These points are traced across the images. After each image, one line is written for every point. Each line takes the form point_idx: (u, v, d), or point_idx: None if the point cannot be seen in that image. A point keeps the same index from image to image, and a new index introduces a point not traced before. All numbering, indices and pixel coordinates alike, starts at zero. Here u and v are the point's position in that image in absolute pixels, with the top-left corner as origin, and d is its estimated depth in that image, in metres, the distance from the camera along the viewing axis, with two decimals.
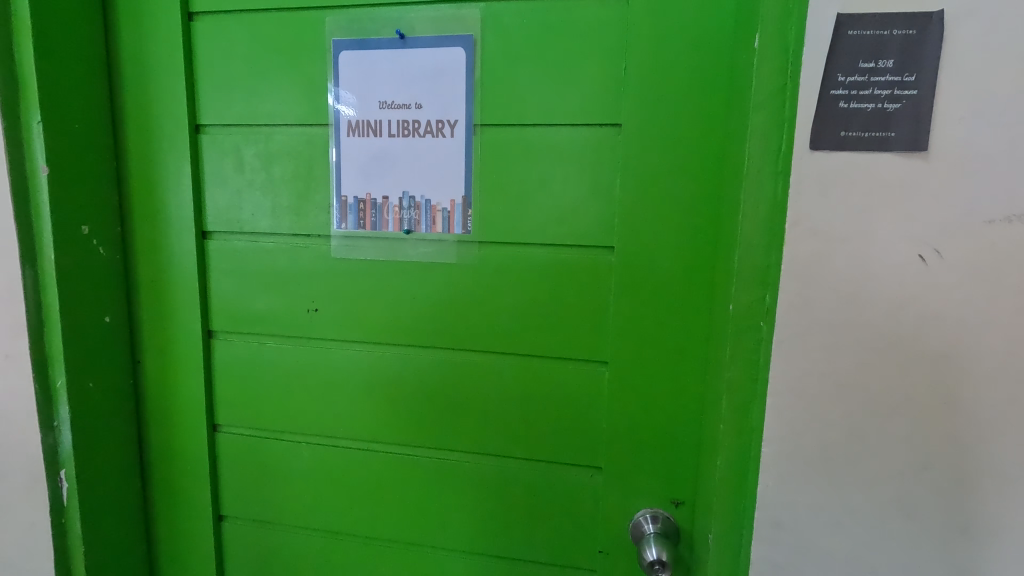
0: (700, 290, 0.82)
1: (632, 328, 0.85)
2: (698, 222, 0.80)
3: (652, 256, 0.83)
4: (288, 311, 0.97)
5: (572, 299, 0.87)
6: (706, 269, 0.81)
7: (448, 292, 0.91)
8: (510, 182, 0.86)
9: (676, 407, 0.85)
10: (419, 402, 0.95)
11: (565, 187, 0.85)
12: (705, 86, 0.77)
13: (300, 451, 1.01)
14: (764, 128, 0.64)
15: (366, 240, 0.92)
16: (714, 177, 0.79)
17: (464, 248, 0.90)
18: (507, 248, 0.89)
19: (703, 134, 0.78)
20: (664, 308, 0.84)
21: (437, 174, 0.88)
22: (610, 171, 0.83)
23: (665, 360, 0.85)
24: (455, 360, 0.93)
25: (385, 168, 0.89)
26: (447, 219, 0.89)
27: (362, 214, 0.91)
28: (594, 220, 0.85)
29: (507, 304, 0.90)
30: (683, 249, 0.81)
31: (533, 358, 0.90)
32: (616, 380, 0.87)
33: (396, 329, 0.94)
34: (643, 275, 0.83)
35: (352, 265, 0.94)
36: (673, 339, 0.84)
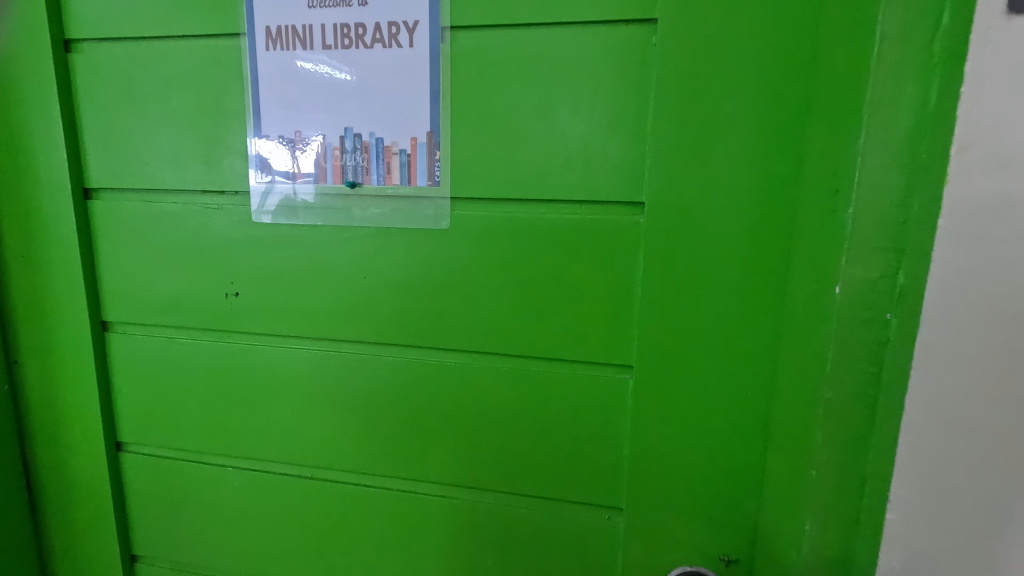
0: (771, 265, 0.57)
1: (671, 321, 0.60)
2: (771, 162, 0.55)
3: (697, 215, 0.57)
4: (201, 296, 0.72)
5: (583, 279, 0.63)
6: (782, 234, 0.56)
7: (411, 269, 0.67)
8: (495, 111, 0.61)
9: (730, 430, 0.61)
10: (378, 419, 0.72)
11: (574, 117, 0.59)
12: None
13: (226, 478, 0.77)
14: None
15: (297, 197, 0.67)
16: (796, 94, 0.53)
17: (431, 207, 0.65)
18: (493, 208, 0.64)
19: (778, 31, 0.53)
20: (715, 291, 0.59)
21: (391, 102, 0.62)
22: (638, 91, 0.57)
23: (714, 366, 0.60)
24: (424, 363, 0.69)
25: (320, 96, 0.64)
26: (407, 165, 0.64)
27: (292, 160, 0.66)
28: (612, 165, 0.60)
29: (491, 286, 0.65)
30: (744, 206, 0.56)
31: (531, 361, 0.66)
32: (647, 390, 0.62)
33: (342, 320, 0.70)
34: (686, 243, 0.58)
35: (283, 233, 0.69)
36: (730, 336, 0.59)
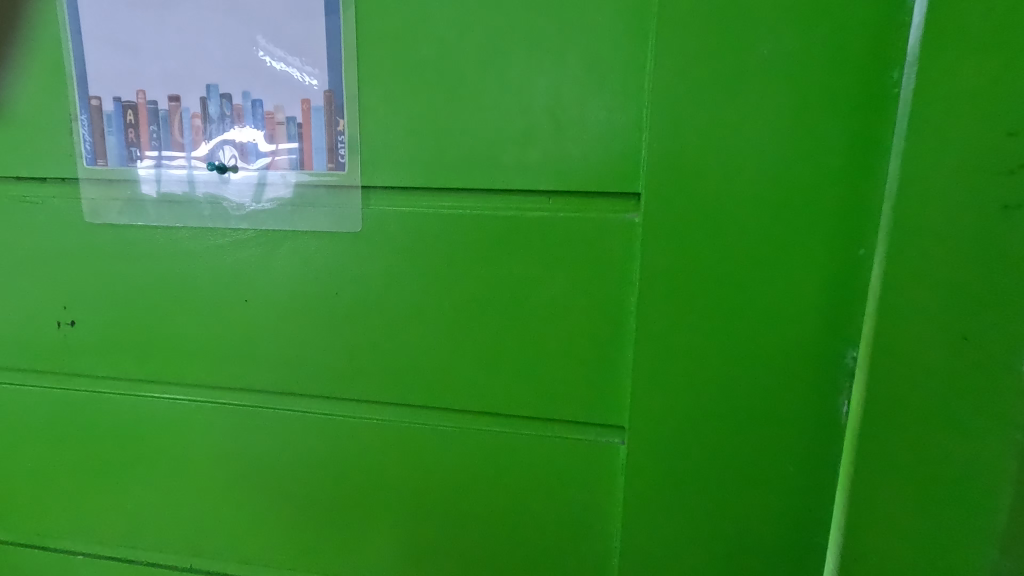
0: (822, 287, 0.39)
1: (678, 363, 0.42)
2: (821, 133, 0.37)
3: (716, 212, 0.39)
4: (23, 326, 0.52)
5: (554, 303, 0.44)
6: (838, 240, 0.38)
7: (311, 289, 0.48)
8: (424, 61, 0.42)
9: (758, 513, 0.43)
10: (277, 491, 0.53)
11: (538, 69, 0.41)
12: None
13: (77, 568, 0.57)
14: None
15: (147, 187, 0.47)
16: (862, 31, 0.36)
17: (337, 201, 0.45)
18: (425, 201, 0.45)
19: None
20: (742, 321, 0.40)
21: (274, 48, 0.43)
22: (631, 32, 0.40)
23: (737, 427, 0.42)
24: (337, 418, 0.50)
25: (169, 37, 0.44)
26: (298, 141, 0.44)
27: (134, 133, 0.46)
28: (588, 141, 0.41)
29: (424, 314, 0.47)
30: (782, 198, 0.38)
31: (486, 416, 0.48)
32: (646, 459, 0.44)
33: (221, 359, 0.50)
34: (700, 253, 0.40)
35: (130, 238, 0.49)
36: (763, 386, 0.41)
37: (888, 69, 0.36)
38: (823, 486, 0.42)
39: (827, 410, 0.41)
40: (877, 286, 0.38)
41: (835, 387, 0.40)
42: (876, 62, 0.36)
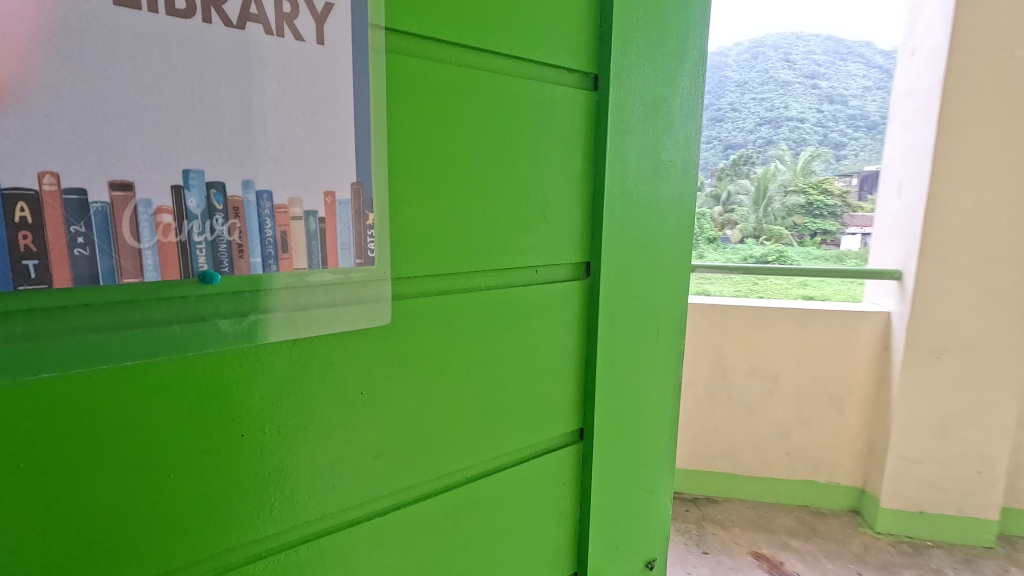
0: (661, 307, 0.68)
1: (611, 360, 0.64)
2: (660, 221, 0.65)
3: (621, 272, 0.62)
4: None
5: (540, 344, 0.57)
6: (667, 281, 0.68)
7: (325, 394, 0.42)
8: (453, 161, 0.47)
9: (653, 453, 0.72)
10: None
11: (532, 170, 0.53)
12: (653, 54, 0.62)
13: None
14: (674, 127, 0.65)
15: (70, 308, 0.32)
16: (670, 168, 0.65)
17: (362, 292, 0.43)
18: (443, 282, 0.49)
19: (654, 116, 0.63)
20: (637, 334, 0.66)
21: (296, 136, 0.38)
22: (578, 149, 0.57)
23: (643, 402, 0.69)
24: (359, 520, 0.46)
25: (120, 97, 0.31)
26: (318, 238, 0.40)
27: (37, 236, 0.31)
28: (554, 225, 0.56)
29: (444, 379, 0.49)
30: (647, 259, 0.65)
31: (495, 455, 0.55)
32: (598, 432, 0.64)
33: (210, 514, 0.38)
34: (618, 298, 0.63)
35: (35, 391, 0.32)
36: (653, 373, 0.69)
37: (680, 190, 0.67)
38: (665, 423, 0.73)
39: (667, 375, 0.71)
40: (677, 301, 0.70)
41: (667, 365, 0.71)
42: (676, 183, 0.66)
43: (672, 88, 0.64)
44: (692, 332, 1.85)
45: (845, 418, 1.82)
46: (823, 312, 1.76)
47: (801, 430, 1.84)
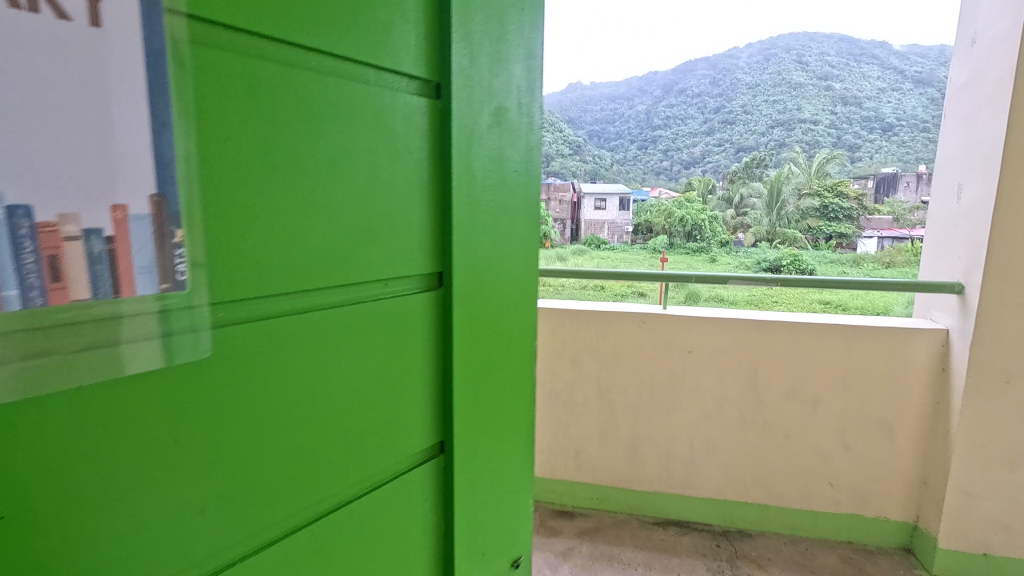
0: (514, 314, 0.67)
1: (469, 377, 0.61)
2: (510, 227, 0.65)
3: (474, 283, 0.60)
4: None
5: (395, 367, 0.52)
6: (518, 288, 0.67)
7: (119, 469, 0.32)
8: (277, 163, 0.39)
9: (518, 453, 0.72)
10: None
11: (373, 170, 0.47)
12: (494, 59, 0.60)
13: None
14: (518, 133, 0.64)
15: None
16: (517, 175, 0.65)
17: (173, 327, 0.34)
18: (273, 310, 0.40)
19: (499, 122, 0.61)
20: (493, 346, 0.64)
21: (65, 135, 0.28)
22: (427, 155, 0.53)
23: (505, 410, 0.68)
24: None
25: None
26: (107, 261, 0.30)
27: None
28: (403, 237, 0.51)
29: (285, 422, 0.42)
30: (498, 267, 0.63)
31: (351, 481, 0.49)
32: (464, 451, 0.62)
33: None
34: (475, 310, 0.60)
35: None
36: (510, 379, 0.68)
37: (525, 195, 0.67)
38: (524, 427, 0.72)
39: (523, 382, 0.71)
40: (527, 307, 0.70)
41: (522, 371, 0.70)
42: (522, 189, 0.66)
43: (514, 96, 0.63)
44: (723, 349, 1.70)
45: (895, 447, 1.64)
46: (872, 329, 1.58)
47: (845, 458, 1.67)
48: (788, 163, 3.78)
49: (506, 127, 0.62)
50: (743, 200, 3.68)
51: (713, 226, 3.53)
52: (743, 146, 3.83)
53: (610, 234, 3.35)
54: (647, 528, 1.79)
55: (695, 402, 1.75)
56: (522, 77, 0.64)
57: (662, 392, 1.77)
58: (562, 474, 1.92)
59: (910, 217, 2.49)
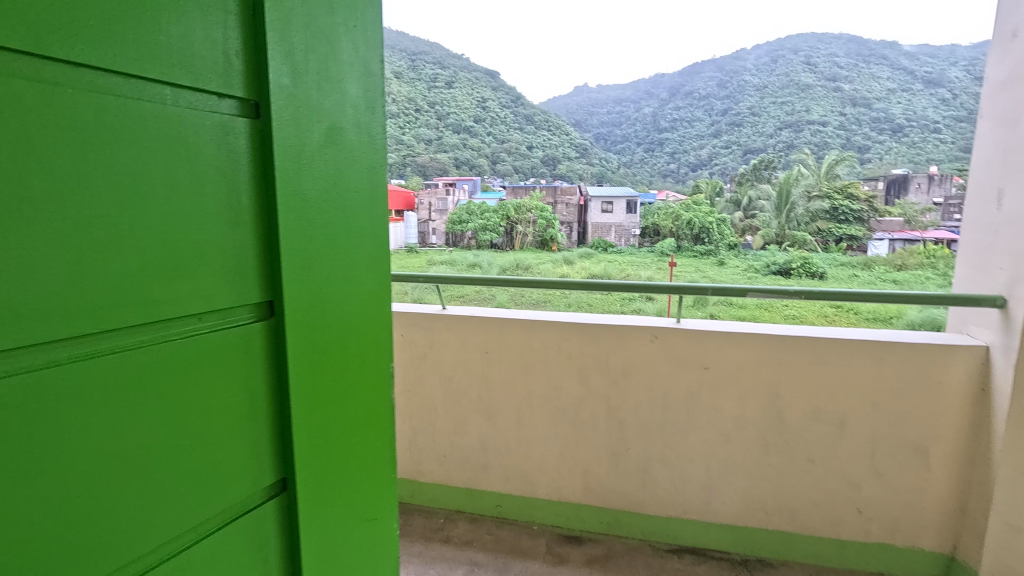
0: (367, 346, 0.61)
1: (313, 420, 0.54)
2: (358, 249, 0.59)
3: (315, 315, 0.53)
4: None
5: (220, 421, 0.45)
6: (371, 317, 0.62)
7: None
8: (20, 189, 0.31)
9: (386, 482, 0.67)
10: None
11: (173, 185, 0.39)
12: (332, 68, 0.54)
13: None
14: (361, 147, 0.58)
15: None
16: (364, 195, 0.59)
17: None
18: (33, 369, 0.32)
19: (338, 136, 0.55)
20: (343, 383, 0.58)
21: None
22: (249, 176, 0.46)
23: (364, 449, 0.62)
24: None
25: None
26: None
27: None
28: (219, 269, 0.44)
29: (58, 508, 0.34)
30: (345, 295, 0.57)
31: (153, 551, 0.40)
32: (313, 503, 0.55)
33: None
34: (319, 345, 0.54)
35: None
36: (365, 415, 0.62)
37: (373, 214, 0.61)
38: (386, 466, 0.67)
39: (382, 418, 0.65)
40: (384, 337, 0.64)
41: (381, 407, 0.65)
42: (371, 209, 0.61)
43: (356, 108, 0.57)
44: (742, 366, 1.59)
45: (929, 472, 1.52)
46: (906, 346, 1.46)
47: (875, 484, 1.56)
48: (796, 164, 3.43)
49: (349, 144, 0.56)
50: (751, 202, 3.41)
51: (720, 229, 3.39)
52: (753, 149, 3.69)
53: (618, 237, 3.66)
54: (661, 556, 1.68)
55: (711, 422, 1.64)
56: (366, 88, 0.59)
57: (677, 411, 1.66)
58: (569, 497, 1.81)
59: (924, 218, 2.74)
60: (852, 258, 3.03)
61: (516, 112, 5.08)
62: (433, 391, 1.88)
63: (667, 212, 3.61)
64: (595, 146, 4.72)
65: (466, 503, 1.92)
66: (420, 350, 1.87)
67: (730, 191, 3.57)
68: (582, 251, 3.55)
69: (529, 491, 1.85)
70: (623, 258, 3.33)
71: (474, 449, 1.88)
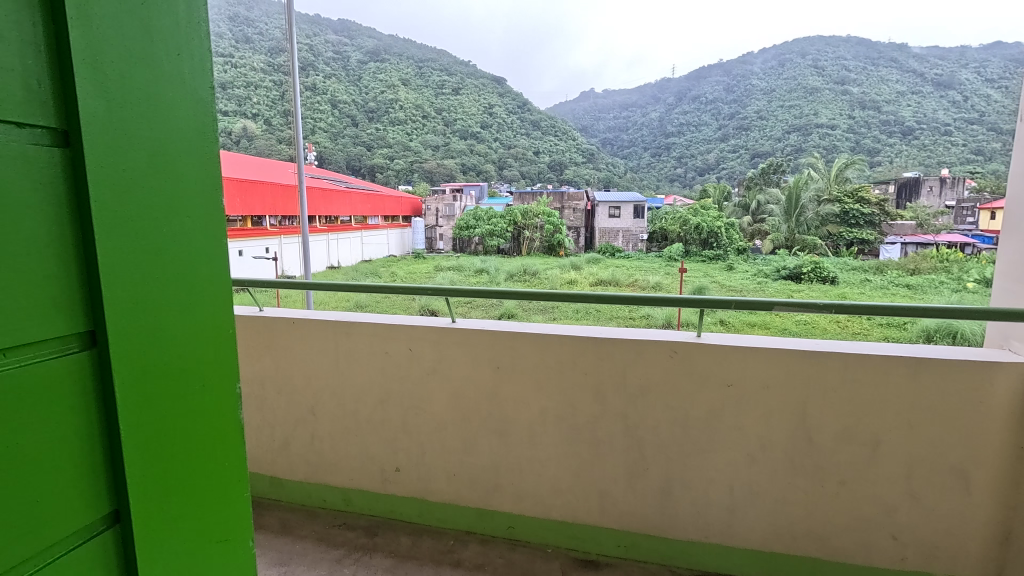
0: (211, 371, 0.59)
1: (148, 455, 0.51)
2: (199, 271, 0.56)
3: (143, 344, 0.50)
4: None
5: (25, 467, 0.42)
6: (216, 341, 0.59)
7: None
8: None
9: (240, 504, 0.65)
10: None
11: None
12: (161, 82, 0.51)
13: None
14: (199, 163, 0.56)
15: None
16: (204, 214, 0.57)
17: None
18: None
19: (173, 155, 0.52)
20: (180, 414, 0.55)
21: None
22: (55, 203, 0.43)
23: (213, 479, 0.60)
24: None
25: None
26: None
27: None
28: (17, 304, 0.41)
29: None
30: (181, 321, 0.54)
31: None
32: (150, 544, 0.52)
33: None
34: (150, 374, 0.51)
35: None
36: (213, 442, 0.60)
37: (216, 233, 0.59)
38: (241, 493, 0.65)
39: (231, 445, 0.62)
40: (232, 360, 0.62)
41: (229, 434, 0.62)
42: (214, 229, 0.58)
43: (190, 123, 0.54)
44: (768, 383, 1.51)
45: (971, 497, 1.42)
46: (946, 362, 1.37)
47: (911, 508, 1.47)
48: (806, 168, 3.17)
49: (185, 161, 0.54)
50: (761, 207, 3.39)
51: (729, 233, 3.38)
52: (761, 153, 3.61)
53: (625, 242, 3.64)
54: None
55: (735, 443, 1.56)
56: (203, 100, 0.56)
57: (699, 431, 1.58)
58: (585, 518, 1.73)
59: (936, 222, 2.76)
60: (864, 261, 2.85)
61: (522, 117, 5.06)
62: (442, 407, 1.82)
63: (674, 217, 3.50)
64: (601, 150, 4.71)
65: (476, 523, 1.84)
66: (429, 365, 1.80)
67: (737, 196, 3.51)
68: (588, 256, 3.60)
69: (543, 511, 1.77)
70: (630, 263, 3.41)
71: (486, 468, 1.80)
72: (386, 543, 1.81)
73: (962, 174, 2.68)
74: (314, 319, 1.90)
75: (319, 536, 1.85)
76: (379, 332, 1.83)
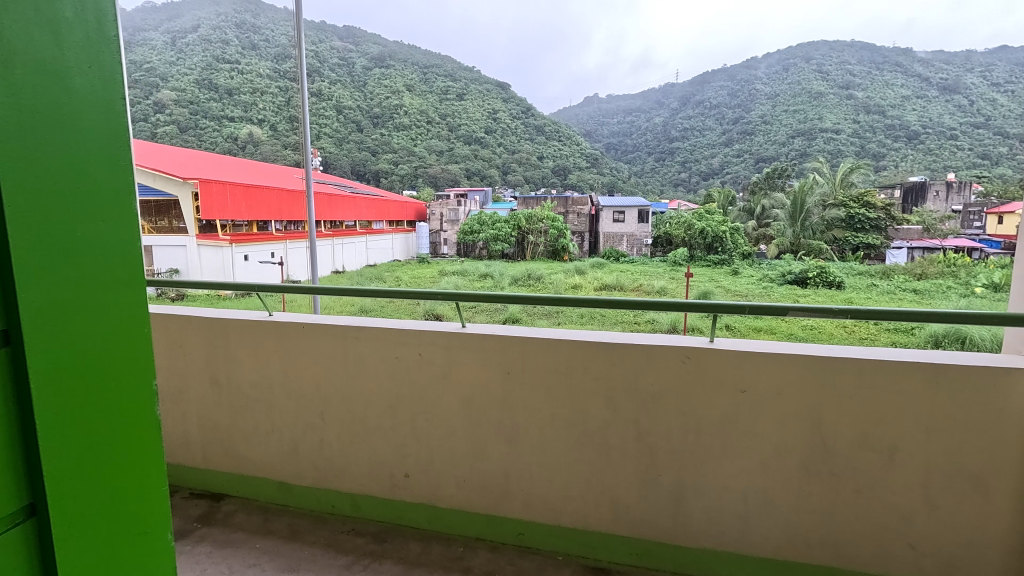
0: (121, 365, 0.62)
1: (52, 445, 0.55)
2: (104, 270, 0.59)
3: (46, 339, 0.54)
4: None
5: None
6: (126, 336, 0.62)
7: None
8: None
9: (160, 494, 0.68)
10: None
11: None
12: (63, 94, 0.54)
13: None
14: (106, 169, 0.59)
15: None
16: (112, 216, 0.60)
17: None
18: None
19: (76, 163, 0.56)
20: (85, 406, 0.58)
21: None
22: None
23: (125, 467, 0.63)
24: None
25: None
26: None
27: None
28: None
29: None
30: (87, 315, 0.58)
31: None
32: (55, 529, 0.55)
33: None
34: (55, 367, 0.55)
35: None
36: (125, 433, 0.63)
37: (126, 235, 0.62)
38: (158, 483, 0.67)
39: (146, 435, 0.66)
40: (147, 352, 0.65)
41: (142, 425, 0.65)
42: (122, 230, 0.62)
43: (98, 133, 0.58)
44: (782, 390, 1.49)
45: (991, 505, 1.40)
46: (964, 369, 1.35)
47: (928, 516, 1.44)
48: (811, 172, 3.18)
49: (89, 168, 0.57)
50: (765, 211, 3.32)
51: (734, 237, 3.34)
52: (766, 156, 3.59)
53: (629, 247, 3.65)
54: None
55: (748, 449, 1.54)
56: (108, 110, 0.59)
57: (711, 437, 1.57)
58: (596, 525, 1.72)
59: (941, 226, 2.84)
60: (872, 267, 2.90)
61: (527, 123, 5.13)
62: (452, 412, 1.81)
63: (678, 222, 3.51)
64: (605, 154, 4.74)
65: (486, 530, 1.83)
66: (439, 370, 1.80)
67: (742, 199, 3.43)
68: (593, 260, 3.61)
69: (553, 518, 1.76)
70: (634, 268, 3.41)
71: (495, 474, 1.79)
72: (395, 549, 1.80)
73: (967, 179, 2.76)
74: (324, 323, 1.89)
75: (328, 542, 1.84)
76: (389, 336, 1.82)
